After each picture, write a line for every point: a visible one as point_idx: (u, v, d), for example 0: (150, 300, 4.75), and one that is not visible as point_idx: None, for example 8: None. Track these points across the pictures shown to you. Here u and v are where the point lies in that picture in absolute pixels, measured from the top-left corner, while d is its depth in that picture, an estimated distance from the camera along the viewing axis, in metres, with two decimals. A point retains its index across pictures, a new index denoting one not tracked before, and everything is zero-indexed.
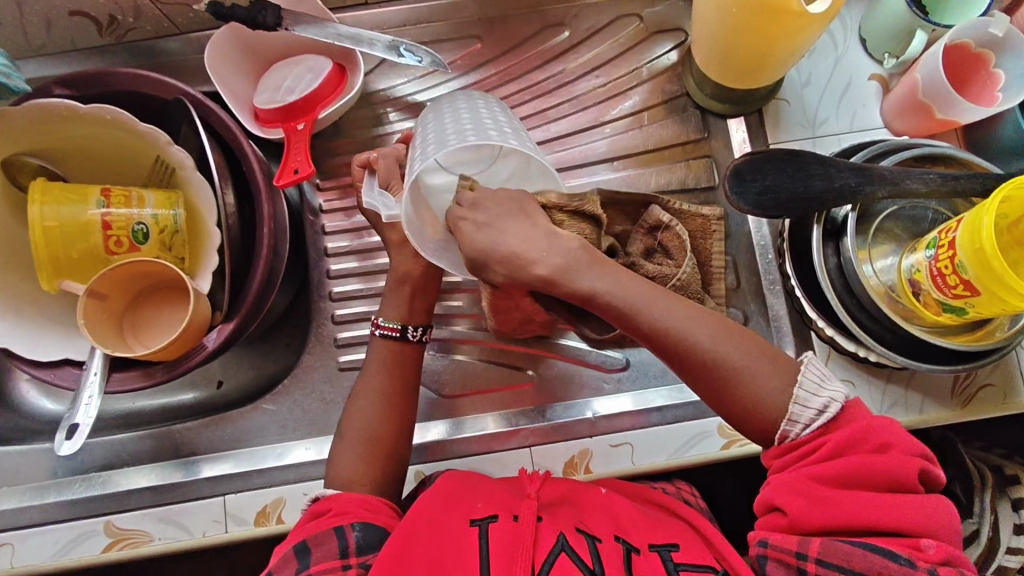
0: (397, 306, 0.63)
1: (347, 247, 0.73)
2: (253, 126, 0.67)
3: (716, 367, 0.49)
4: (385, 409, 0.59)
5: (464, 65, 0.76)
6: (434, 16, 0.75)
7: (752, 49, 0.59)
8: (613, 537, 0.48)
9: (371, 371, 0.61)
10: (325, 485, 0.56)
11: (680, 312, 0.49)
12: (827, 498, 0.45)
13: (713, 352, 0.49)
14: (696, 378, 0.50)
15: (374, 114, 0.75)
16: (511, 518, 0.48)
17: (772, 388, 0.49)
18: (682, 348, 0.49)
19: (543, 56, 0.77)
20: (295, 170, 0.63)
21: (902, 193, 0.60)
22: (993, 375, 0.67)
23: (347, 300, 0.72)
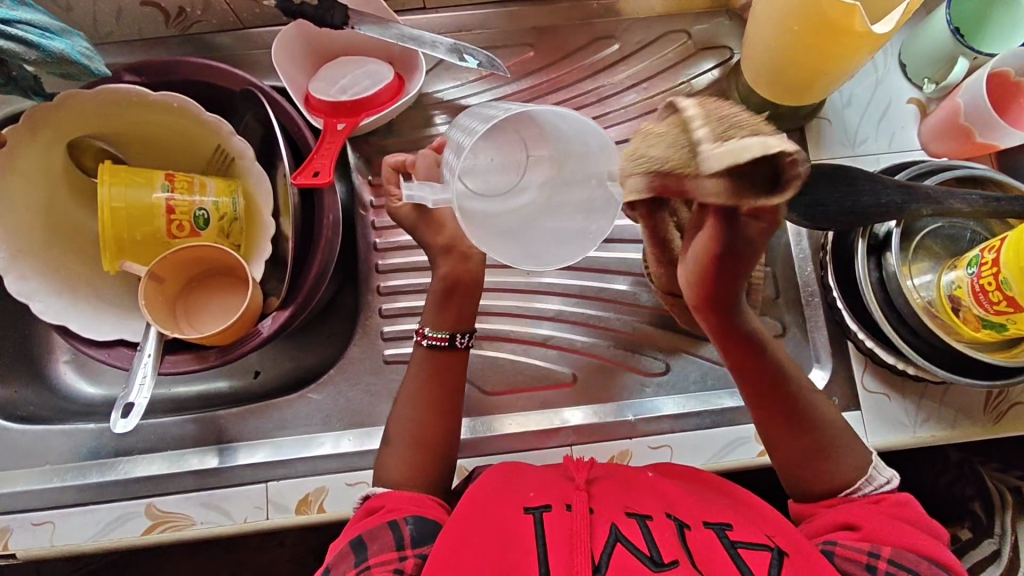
0: (437, 308, 0.62)
1: (393, 243, 0.74)
2: (302, 108, 0.68)
3: (808, 425, 0.55)
4: (439, 400, 0.60)
5: (517, 72, 0.78)
6: (489, 23, 0.78)
7: (818, 60, 0.60)
8: (664, 515, 0.50)
9: (412, 376, 0.62)
10: (375, 483, 0.57)
11: (801, 375, 0.56)
12: (901, 525, 0.48)
13: (814, 414, 0.55)
14: (782, 427, 0.55)
15: (426, 115, 0.77)
16: (565, 509, 0.49)
17: (852, 464, 0.54)
18: (785, 404, 0.55)
19: (593, 67, 0.79)
20: (315, 172, 0.60)
21: (944, 211, 0.62)
22: None
23: (394, 295, 0.73)
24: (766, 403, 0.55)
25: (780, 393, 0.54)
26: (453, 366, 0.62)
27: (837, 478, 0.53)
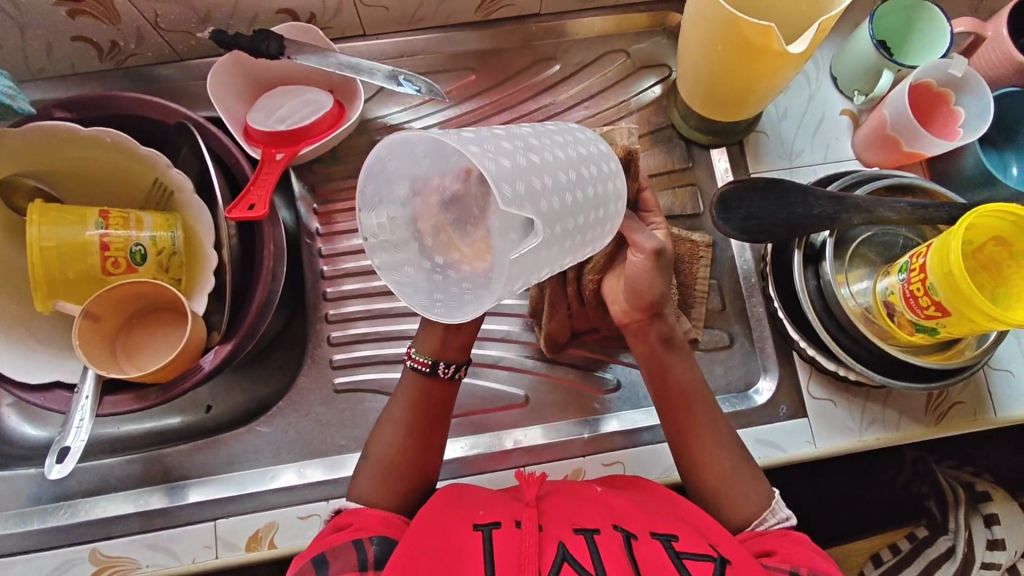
0: (435, 337, 0.61)
1: (343, 270, 0.74)
2: (241, 139, 0.67)
3: (709, 452, 0.57)
4: (421, 436, 0.59)
5: (459, 95, 0.79)
6: (431, 48, 0.78)
7: (744, 78, 0.61)
8: (611, 527, 0.50)
9: (399, 400, 0.61)
10: (347, 500, 0.57)
11: (711, 409, 0.59)
12: (806, 549, 0.50)
13: (712, 440, 0.57)
14: (688, 455, 0.58)
15: (371, 141, 0.77)
16: (515, 526, 0.49)
17: (747, 495, 0.56)
18: (702, 424, 0.58)
19: (536, 87, 0.80)
20: (250, 204, 0.60)
21: (875, 220, 0.64)
22: (964, 393, 0.71)
23: (345, 322, 0.72)
24: (680, 422, 0.58)
25: (695, 426, 0.58)
26: (436, 397, 0.60)
27: (735, 508, 0.55)
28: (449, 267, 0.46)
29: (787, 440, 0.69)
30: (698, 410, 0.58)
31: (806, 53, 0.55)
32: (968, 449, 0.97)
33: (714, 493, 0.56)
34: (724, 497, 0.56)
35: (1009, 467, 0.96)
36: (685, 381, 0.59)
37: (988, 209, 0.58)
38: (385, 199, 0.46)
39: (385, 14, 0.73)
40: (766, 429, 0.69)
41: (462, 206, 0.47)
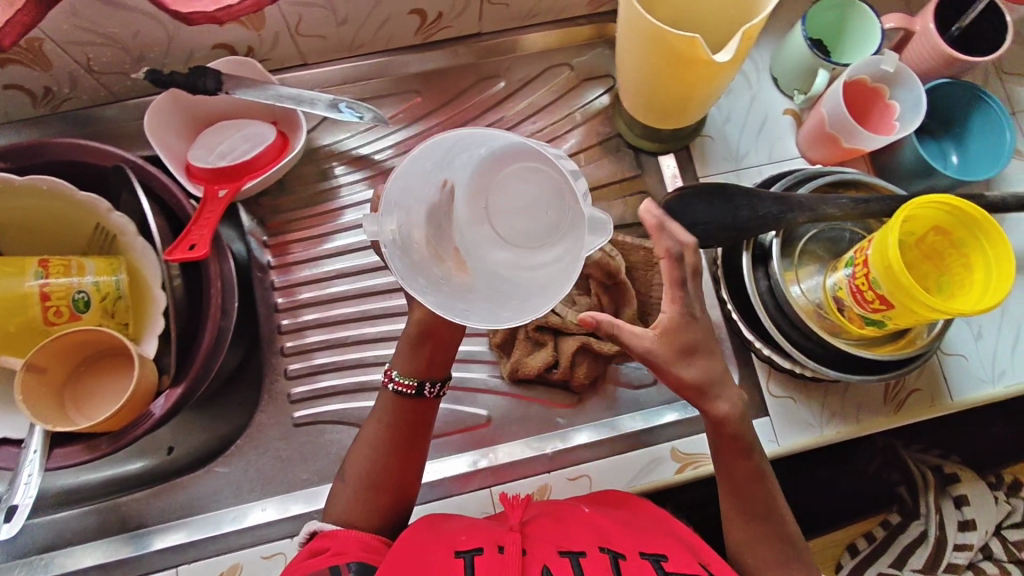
0: (412, 356, 0.59)
1: (297, 302, 0.73)
2: (183, 178, 0.66)
3: (767, 546, 0.56)
4: (401, 458, 0.58)
5: (405, 118, 0.79)
6: (374, 73, 0.78)
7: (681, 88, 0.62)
8: (598, 549, 0.50)
9: (375, 424, 0.59)
10: (324, 521, 0.56)
11: (778, 503, 0.57)
12: None
13: (775, 536, 0.56)
14: (747, 543, 0.57)
15: (320, 170, 0.77)
16: (497, 551, 0.49)
17: None
18: (756, 514, 0.56)
19: (482, 106, 0.80)
20: (190, 245, 0.58)
21: (819, 218, 0.65)
22: (920, 380, 0.72)
23: (302, 354, 0.72)
24: (741, 512, 0.57)
25: (761, 518, 0.56)
26: (418, 415, 0.59)
27: None
28: (447, 278, 0.48)
29: None
30: (764, 504, 0.56)
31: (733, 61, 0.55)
32: (934, 433, 0.98)
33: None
34: None
35: (970, 451, 0.98)
36: (760, 474, 0.56)
37: (915, 205, 0.59)
38: (399, 205, 0.48)
39: (324, 42, 0.73)
40: None
41: (447, 225, 0.50)
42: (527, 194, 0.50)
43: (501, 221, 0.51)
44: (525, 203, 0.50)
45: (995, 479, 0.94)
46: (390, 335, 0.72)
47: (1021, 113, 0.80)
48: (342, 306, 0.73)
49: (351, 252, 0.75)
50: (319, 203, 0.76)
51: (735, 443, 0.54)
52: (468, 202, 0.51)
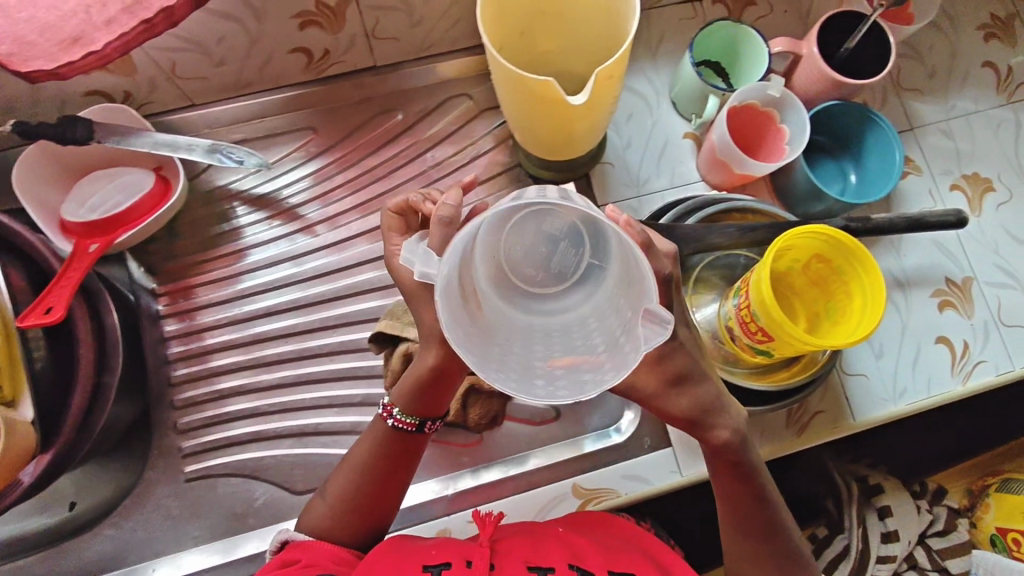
0: (410, 391, 0.56)
1: (191, 351, 0.72)
2: (53, 233, 0.64)
3: (768, 557, 0.56)
4: (392, 487, 0.58)
5: (301, 155, 0.77)
6: (267, 111, 0.76)
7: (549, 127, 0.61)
8: (567, 565, 0.53)
9: (364, 448, 0.59)
10: (296, 529, 0.58)
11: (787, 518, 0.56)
12: None
13: (780, 549, 0.56)
14: (754, 555, 0.56)
15: (216, 213, 0.75)
16: (465, 565, 0.51)
17: None
18: (757, 532, 0.56)
19: (380, 140, 0.78)
20: (48, 308, 0.57)
21: (705, 247, 0.64)
22: (823, 402, 0.72)
23: (194, 407, 0.70)
24: (737, 528, 0.57)
25: (764, 533, 0.56)
26: (405, 450, 0.58)
27: None
28: (473, 322, 0.43)
29: (653, 472, 0.68)
30: (762, 522, 0.55)
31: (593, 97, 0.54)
32: (862, 444, 0.98)
33: None
34: None
35: (914, 454, 0.98)
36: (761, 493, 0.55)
37: (791, 235, 0.59)
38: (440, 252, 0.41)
39: (206, 84, 0.71)
40: (628, 466, 0.69)
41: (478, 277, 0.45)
42: (555, 238, 0.48)
43: (521, 266, 0.48)
44: (550, 251, 0.48)
45: (919, 488, 0.94)
46: (286, 381, 0.71)
47: (922, 128, 0.80)
48: (236, 355, 0.72)
49: (250, 296, 0.74)
50: (214, 247, 0.75)
51: (734, 468, 0.54)
52: (487, 243, 0.47)
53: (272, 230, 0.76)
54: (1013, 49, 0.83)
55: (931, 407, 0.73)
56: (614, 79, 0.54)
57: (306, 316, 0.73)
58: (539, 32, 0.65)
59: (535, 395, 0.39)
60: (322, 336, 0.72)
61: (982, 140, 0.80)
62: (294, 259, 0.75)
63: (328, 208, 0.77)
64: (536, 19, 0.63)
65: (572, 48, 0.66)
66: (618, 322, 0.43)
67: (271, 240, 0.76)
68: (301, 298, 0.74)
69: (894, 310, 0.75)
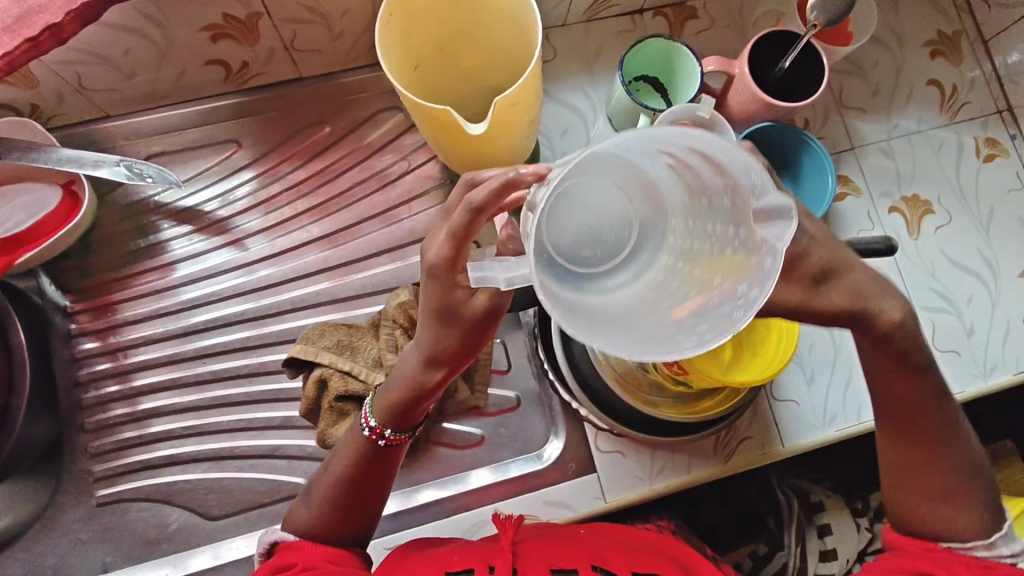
0: (394, 405, 0.53)
1: (104, 371, 0.70)
2: None
3: (938, 462, 0.51)
4: (375, 495, 0.56)
5: (225, 168, 0.75)
6: (188, 123, 0.74)
7: (468, 161, 0.59)
8: (591, 567, 0.50)
9: (341, 465, 0.55)
10: (283, 528, 0.56)
11: (942, 434, 0.50)
12: None
13: (959, 457, 0.51)
14: (922, 463, 0.51)
15: (139, 226, 0.73)
16: (486, 570, 0.49)
17: (957, 518, 0.50)
18: (937, 437, 0.51)
19: (307, 153, 0.76)
20: None
21: None
22: (751, 429, 0.70)
23: (108, 429, 0.69)
24: (910, 441, 0.51)
25: (920, 438, 0.51)
26: (387, 466, 0.56)
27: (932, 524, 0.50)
28: (556, 290, 0.35)
29: (574, 499, 0.67)
30: (922, 433, 0.51)
31: (497, 125, 0.52)
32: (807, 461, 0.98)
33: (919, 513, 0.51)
34: (932, 520, 0.51)
35: (977, 429, 0.89)
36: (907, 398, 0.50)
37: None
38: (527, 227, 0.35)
39: (119, 95, 0.69)
40: (549, 493, 0.67)
41: (558, 243, 0.37)
42: (617, 202, 0.38)
43: (585, 242, 0.38)
44: (602, 210, 0.37)
45: (861, 506, 0.92)
46: (203, 404, 0.69)
47: (862, 148, 0.78)
48: (151, 376, 0.70)
49: (167, 314, 0.71)
50: (131, 263, 0.72)
51: (902, 358, 0.49)
52: (555, 220, 0.36)
53: (201, 242, 0.73)
54: (958, 66, 0.81)
55: (861, 433, 0.72)
56: (522, 107, 0.52)
57: (226, 336, 0.71)
58: (460, 50, 0.62)
59: (686, 352, 0.33)
60: (242, 357, 0.70)
61: (923, 160, 0.78)
62: (229, 272, 0.73)
63: (263, 219, 0.74)
64: (454, 37, 0.60)
65: (494, 65, 0.64)
66: (706, 249, 0.37)
67: (199, 253, 0.73)
68: (237, 312, 0.72)
69: (828, 333, 0.73)
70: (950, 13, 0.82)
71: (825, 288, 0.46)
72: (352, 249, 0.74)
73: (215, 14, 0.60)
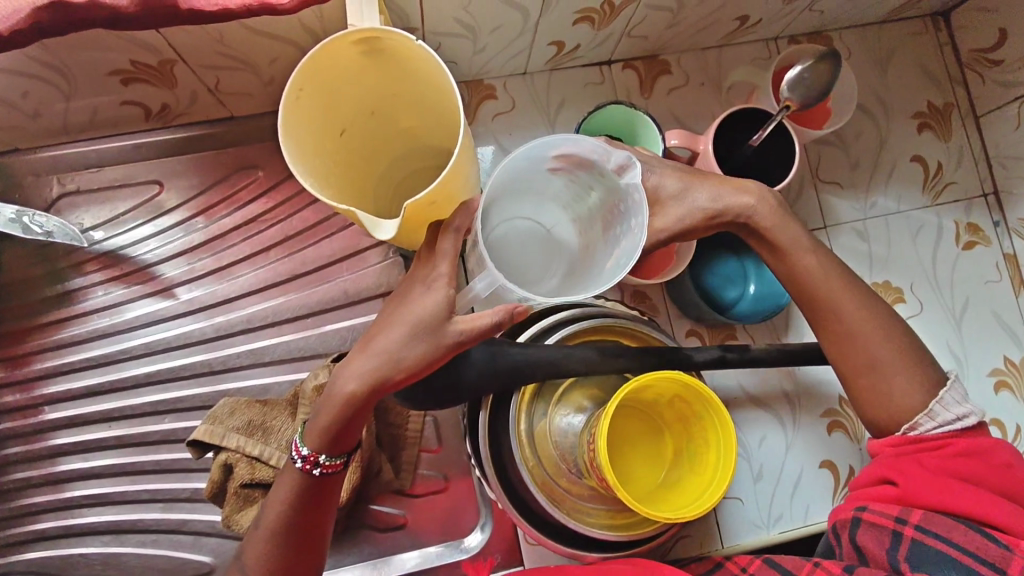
0: (326, 428, 0.49)
1: (7, 430, 0.65)
2: None
3: (857, 338, 0.53)
4: (313, 537, 0.52)
5: (147, 212, 0.68)
6: (107, 160, 0.67)
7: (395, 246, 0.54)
8: None
9: (274, 510, 0.51)
10: None
11: (852, 308, 0.53)
12: (950, 485, 0.48)
13: (868, 324, 0.53)
14: (845, 346, 0.53)
15: (53, 271, 0.67)
16: None
17: (901, 389, 0.52)
18: (838, 307, 0.53)
19: (237, 199, 0.69)
20: None
21: (562, 372, 0.57)
22: (691, 526, 0.67)
23: (5, 494, 0.64)
24: (823, 321, 0.54)
25: (834, 322, 0.53)
26: (327, 492, 0.52)
27: (896, 409, 0.52)
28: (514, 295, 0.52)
29: None
30: (825, 306, 0.54)
31: (411, 222, 0.46)
32: None
33: (871, 401, 0.53)
34: (877, 398, 0.52)
35: None
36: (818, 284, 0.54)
37: (661, 374, 0.52)
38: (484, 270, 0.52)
39: (25, 132, 0.62)
40: None
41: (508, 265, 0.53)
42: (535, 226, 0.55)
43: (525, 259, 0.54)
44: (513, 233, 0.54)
45: None
46: (108, 472, 0.64)
47: (836, 227, 0.73)
48: (55, 437, 0.65)
49: (77, 370, 0.66)
50: (41, 311, 0.67)
51: (763, 236, 0.54)
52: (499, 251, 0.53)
53: (121, 292, 0.68)
54: (947, 142, 0.76)
55: (806, 536, 0.68)
56: (444, 202, 0.46)
57: (138, 397, 0.66)
58: (396, 110, 0.56)
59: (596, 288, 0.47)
60: (152, 423, 0.65)
61: (898, 243, 0.74)
62: (159, 324, 0.67)
63: (190, 268, 0.68)
64: (386, 98, 0.54)
65: (435, 128, 0.58)
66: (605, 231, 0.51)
67: (121, 303, 0.67)
68: (169, 368, 0.66)
69: (780, 425, 0.70)
70: (943, 84, 0.77)
71: (689, 196, 0.53)
72: (279, 308, 0.68)
73: (123, 61, 0.54)
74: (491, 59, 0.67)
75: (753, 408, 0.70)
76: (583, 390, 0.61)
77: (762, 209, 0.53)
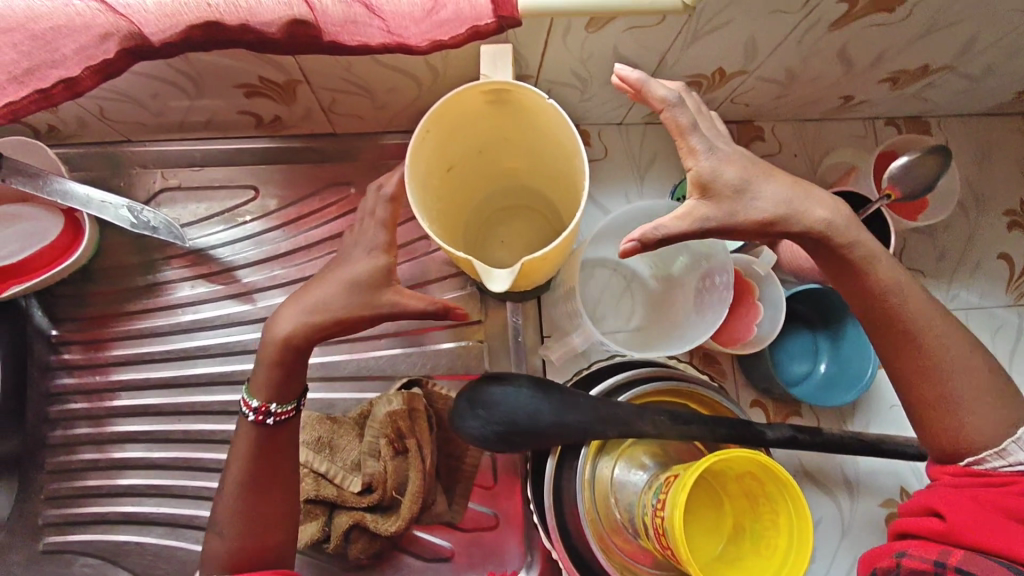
0: (266, 382, 0.50)
1: (83, 410, 0.67)
2: None
3: (917, 347, 0.47)
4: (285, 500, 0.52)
5: (238, 214, 0.70)
6: (209, 161, 0.69)
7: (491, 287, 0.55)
8: None
9: (237, 468, 0.52)
10: None
11: (938, 323, 0.48)
12: (1001, 525, 0.42)
13: (933, 336, 0.47)
14: (906, 358, 0.48)
15: (145, 261, 0.69)
16: None
17: (978, 421, 0.46)
18: (902, 327, 0.48)
19: (325, 213, 0.70)
20: None
21: (633, 432, 0.56)
22: None
23: (69, 473, 0.65)
24: (879, 328, 0.49)
25: (896, 332, 0.48)
26: (288, 446, 0.53)
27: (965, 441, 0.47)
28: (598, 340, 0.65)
29: None
30: (893, 318, 0.48)
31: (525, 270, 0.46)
32: None
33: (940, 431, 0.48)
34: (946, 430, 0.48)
35: None
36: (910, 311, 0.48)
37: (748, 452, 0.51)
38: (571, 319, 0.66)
39: (141, 126, 0.64)
40: None
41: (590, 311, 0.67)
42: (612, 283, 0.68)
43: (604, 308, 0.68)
44: (596, 295, 0.68)
45: None
46: (171, 464, 0.65)
47: None
48: (123, 423, 0.66)
49: (152, 360, 0.68)
50: (128, 299, 0.68)
51: (836, 253, 0.47)
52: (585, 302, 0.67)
53: (205, 289, 0.69)
54: None
55: None
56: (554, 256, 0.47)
57: (206, 394, 0.67)
58: (503, 154, 0.58)
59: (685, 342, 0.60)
60: (217, 422, 0.66)
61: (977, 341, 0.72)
62: (234, 326, 0.68)
63: (271, 275, 0.69)
64: (498, 142, 0.56)
65: (538, 173, 0.59)
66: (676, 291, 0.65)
67: (202, 300, 0.69)
68: (239, 370, 0.67)
69: (838, 510, 0.68)
70: None
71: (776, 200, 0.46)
72: None
73: (252, 76, 0.56)
74: (593, 108, 0.68)
75: (812, 488, 0.69)
76: (645, 448, 0.61)
77: (840, 221, 0.47)
